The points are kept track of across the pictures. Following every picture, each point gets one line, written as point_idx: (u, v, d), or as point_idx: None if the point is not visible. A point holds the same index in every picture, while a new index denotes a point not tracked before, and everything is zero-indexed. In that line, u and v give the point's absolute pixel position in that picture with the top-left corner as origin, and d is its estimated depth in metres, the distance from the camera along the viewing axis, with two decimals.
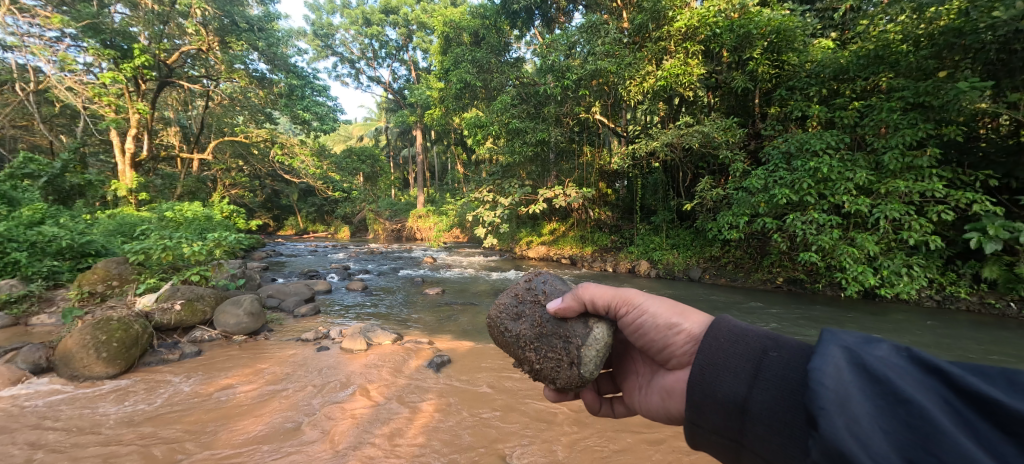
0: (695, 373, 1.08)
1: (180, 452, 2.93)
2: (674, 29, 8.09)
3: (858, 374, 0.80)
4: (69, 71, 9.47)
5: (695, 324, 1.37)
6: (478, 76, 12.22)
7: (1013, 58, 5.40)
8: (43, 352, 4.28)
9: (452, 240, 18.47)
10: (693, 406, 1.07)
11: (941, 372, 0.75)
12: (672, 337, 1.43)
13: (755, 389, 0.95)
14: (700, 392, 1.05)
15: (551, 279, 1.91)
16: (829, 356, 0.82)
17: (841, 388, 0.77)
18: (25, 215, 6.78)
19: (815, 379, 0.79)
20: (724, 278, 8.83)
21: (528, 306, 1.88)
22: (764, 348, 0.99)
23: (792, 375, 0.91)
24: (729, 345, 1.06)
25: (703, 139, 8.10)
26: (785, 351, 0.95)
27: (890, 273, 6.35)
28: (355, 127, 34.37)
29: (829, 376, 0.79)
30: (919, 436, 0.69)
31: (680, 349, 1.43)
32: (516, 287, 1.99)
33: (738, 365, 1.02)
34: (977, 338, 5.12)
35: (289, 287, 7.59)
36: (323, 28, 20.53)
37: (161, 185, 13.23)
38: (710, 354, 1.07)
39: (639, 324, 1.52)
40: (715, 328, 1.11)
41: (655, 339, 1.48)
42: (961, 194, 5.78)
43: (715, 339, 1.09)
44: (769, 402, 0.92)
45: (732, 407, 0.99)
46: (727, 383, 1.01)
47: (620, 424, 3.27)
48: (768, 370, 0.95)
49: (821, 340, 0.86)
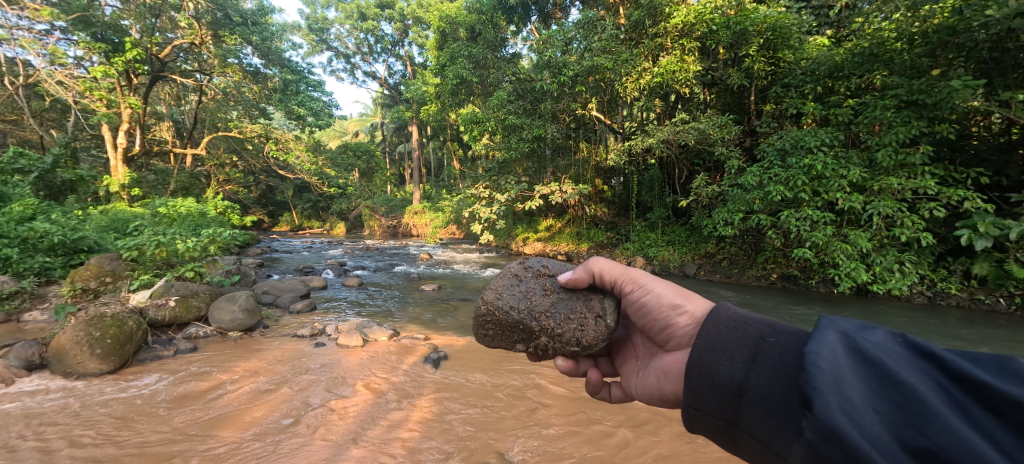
0: (693, 356, 1.10)
1: (174, 450, 2.91)
2: (670, 26, 8.09)
3: (854, 359, 0.81)
4: (59, 65, 9.29)
5: (697, 303, 1.36)
6: (474, 72, 12.08)
7: (1005, 57, 5.52)
8: (36, 349, 4.25)
9: (448, 237, 18.46)
10: (690, 390, 1.07)
11: (934, 355, 0.77)
12: (675, 317, 1.42)
13: (752, 373, 0.96)
14: (698, 376, 1.06)
15: (546, 259, 2.09)
16: (826, 341, 0.83)
17: (837, 372, 0.78)
18: (15, 211, 6.71)
19: (811, 363, 0.80)
20: (719, 274, 8.91)
21: (533, 280, 1.99)
22: (760, 334, 1.00)
23: (788, 359, 0.92)
24: (727, 330, 1.07)
25: (698, 135, 8.12)
26: (782, 337, 0.97)
27: (883, 269, 6.43)
28: (351, 123, 34.23)
29: (825, 360, 0.81)
30: (914, 418, 0.71)
31: (681, 331, 1.41)
32: (512, 269, 2.08)
33: (736, 350, 1.03)
34: (966, 334, 5.19)
35: (284, 284, 7.55)
36: (318, 22, 20.35)
37: (153, 181, 13.08)
38: (709, 338, 1.08)
39: (644, 303, 1.55)
40: (714, 315, 1.12)
41: (657, 319, 1.49)
42: (953, 191, 5.83)
43: (714, 325, 1.10)
44: (766, 384, 0.93)
45: (729, 390, 1.00)
46: (726, 367, 1.02)
47: (617, 420, 3.30)
48: (765, 355, 0.96)
49: (817, 325, 0.87)
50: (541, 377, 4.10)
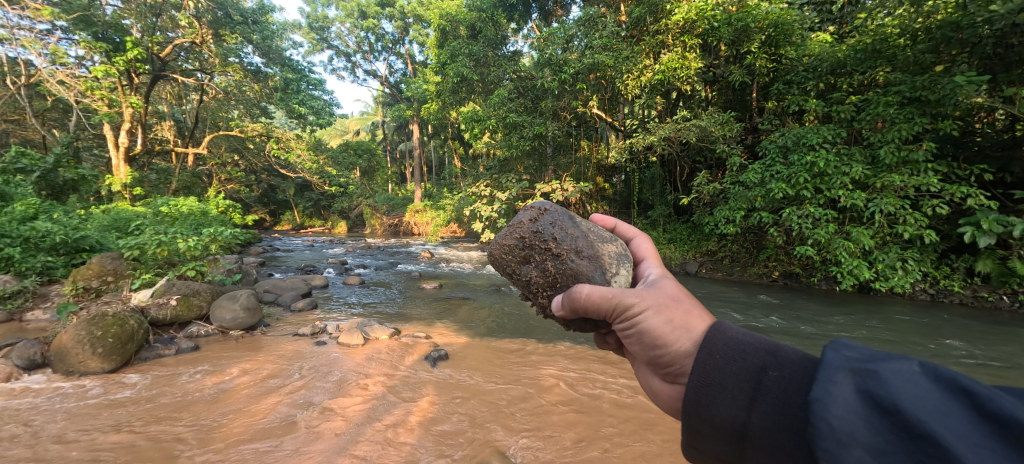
0: (687, 392, 1.02)
1: (174, 448, 2.91)
2: (671, 23, 7.99)
3: (868, 404, 0.72)
4: (60, 65, 9.20)
5: (689, 343, 1.20)
6: (475, 70, 11.77)
7: (1009, 53, 5.48)
8: (39, 348, 4.22)
9: (449, 235, 18.45)
10: (689, 430, 1.01)
11: (968, 391, 0.67)
12: (661, 357, 1.27)
13: (754, 414, 0.90)
14: (694, 413, 0.99)
15: (558, 223, 1.98)
16: (837, 384, 0.74)
17: (855, 427, 0.70)
18: (17, 210, 6.73)
19: (817, 414, 0.73)
20: (721, 272, 9.01)
21: (538, 250, 1.95)
22: (762, 365, 0.94)
23: (797, 398, 0.86)
24: (726, 361, 0.99)
25: (700, 133, 8.00)
26: (786, 369, 0.91)
27: (885, 267, 6.39)
28: (353, 122, 34.66)
29: (837, 409, 0.72)
30: None
31: (666, 370, 1.27)
32: (522, 230, 2.04)
33: (735, 384, 0.95)
34: (972, 333, 5.14)
35: (285, 282, 7.55)
36: (318, 21, 20.28)
37: (155, 180, 13.13)
38: (706, 370, 0.99)
39: (629, 335, 1.37)
40: (707, 344, 1.03)
41: (641, 355, 1.34)
42: (955, 188, 5.81)
43: (710, 354, 1.01)
44: (771, 427, 0.88)
45: (731, 431, 0.94)
46: (725, 405, 0.94)
47: (621, 422, 3.27)
48: (767, 391, 0.90)
49: (824, 364, 0.79)
50: (542, 376, 4.10)
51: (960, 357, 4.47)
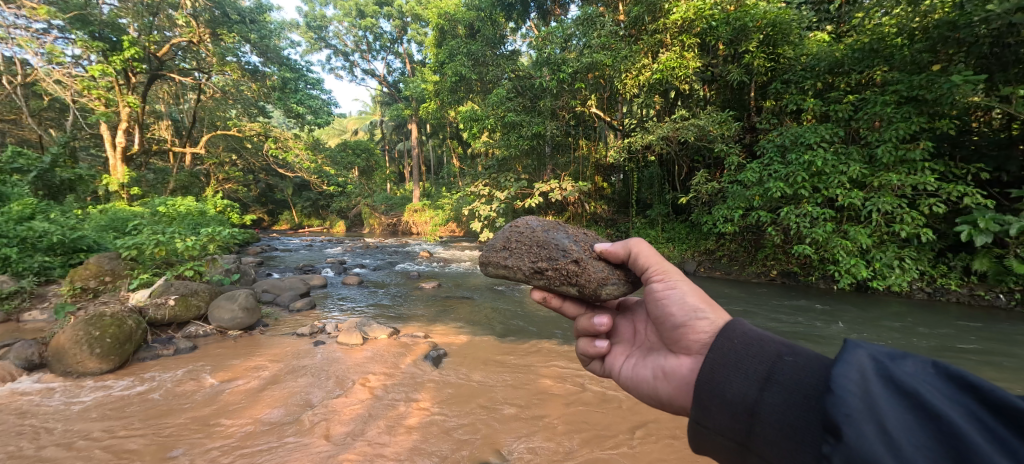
0: (702, 370, 1.05)
1: (175, 447, 2.92)
2: (670, 22, 7.94)
3: (885, 386, 0.74)
4: (57, 64, 9.15)
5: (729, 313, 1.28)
6: (473, 69, 11.68)
7: (1005, 52, 5.49)
8: (36, 349, 4.24)
9: (448, 234, 18.47)
10: (699, 408, 1.02)
11: (976, 387, 0.69)
12: (697, 319, 1.31)
13: (766, 392, 0.91)
14: (708, 390, 1.01)
15: None
16: (854, 361, 0.77)
17: (869, 397, 0.72)
18: (14, 210, 6.71)
19: (838, 385, 0.73)
20: (719, 271, 9.03)
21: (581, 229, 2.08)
22: (778, 353, 0.95)
23: (807, 380, 0.87)
24: (744, 347, 1.02)
25: (698, 132, 8.01)
26: (801, 357, 0.91)
27: (882, 265, 6.42)
28: (352, 122, 34.58)
29: (854, 382, 0.73)
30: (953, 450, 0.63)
31: (696, 335, 1.31)
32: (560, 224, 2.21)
33: (751, 367, 0.97)
34: (968, 331, 5.16)
35: (283, 282, 7.53)
36: (316, 20, 20.20)
37: (153, 180, 13.10)
38: (723, 352, 1.03)
39: (667, 295, 1.42)
40: (727, 332, 1.06)
41: (673, 317, 1.38)
42: (952, 187, 5.83)
43: (728, 339, 1.05)
44: (781, 406, 0.88)
45: (741, 409, 0.95)
46: (738, 384, 0.96)
47: (622, 420, 3.30)
48: (781, 374, 0.91)
49: (845, 347, 0.80)
50: (541, 376, 4.11)
51: (956, 354, 4.50)
